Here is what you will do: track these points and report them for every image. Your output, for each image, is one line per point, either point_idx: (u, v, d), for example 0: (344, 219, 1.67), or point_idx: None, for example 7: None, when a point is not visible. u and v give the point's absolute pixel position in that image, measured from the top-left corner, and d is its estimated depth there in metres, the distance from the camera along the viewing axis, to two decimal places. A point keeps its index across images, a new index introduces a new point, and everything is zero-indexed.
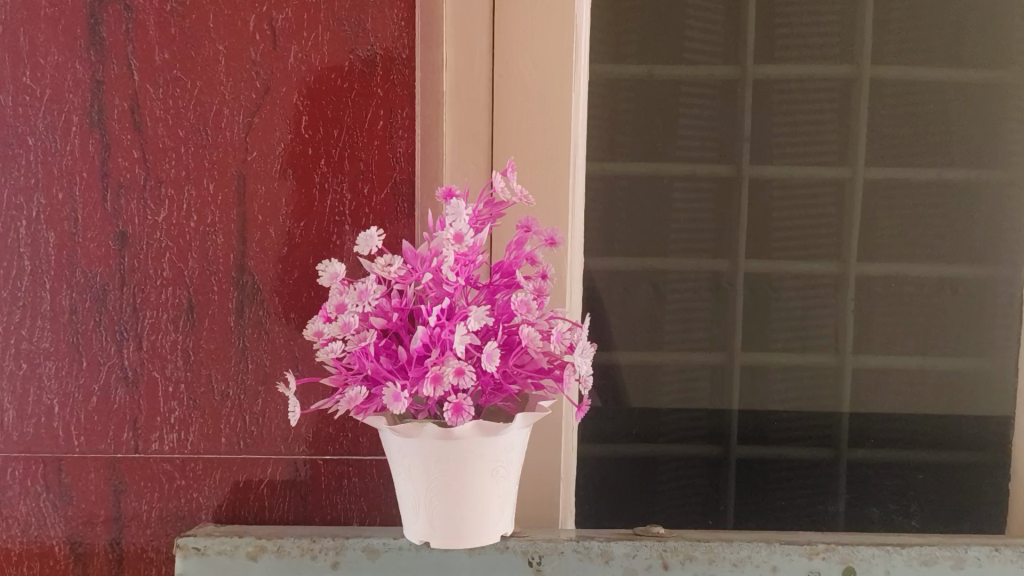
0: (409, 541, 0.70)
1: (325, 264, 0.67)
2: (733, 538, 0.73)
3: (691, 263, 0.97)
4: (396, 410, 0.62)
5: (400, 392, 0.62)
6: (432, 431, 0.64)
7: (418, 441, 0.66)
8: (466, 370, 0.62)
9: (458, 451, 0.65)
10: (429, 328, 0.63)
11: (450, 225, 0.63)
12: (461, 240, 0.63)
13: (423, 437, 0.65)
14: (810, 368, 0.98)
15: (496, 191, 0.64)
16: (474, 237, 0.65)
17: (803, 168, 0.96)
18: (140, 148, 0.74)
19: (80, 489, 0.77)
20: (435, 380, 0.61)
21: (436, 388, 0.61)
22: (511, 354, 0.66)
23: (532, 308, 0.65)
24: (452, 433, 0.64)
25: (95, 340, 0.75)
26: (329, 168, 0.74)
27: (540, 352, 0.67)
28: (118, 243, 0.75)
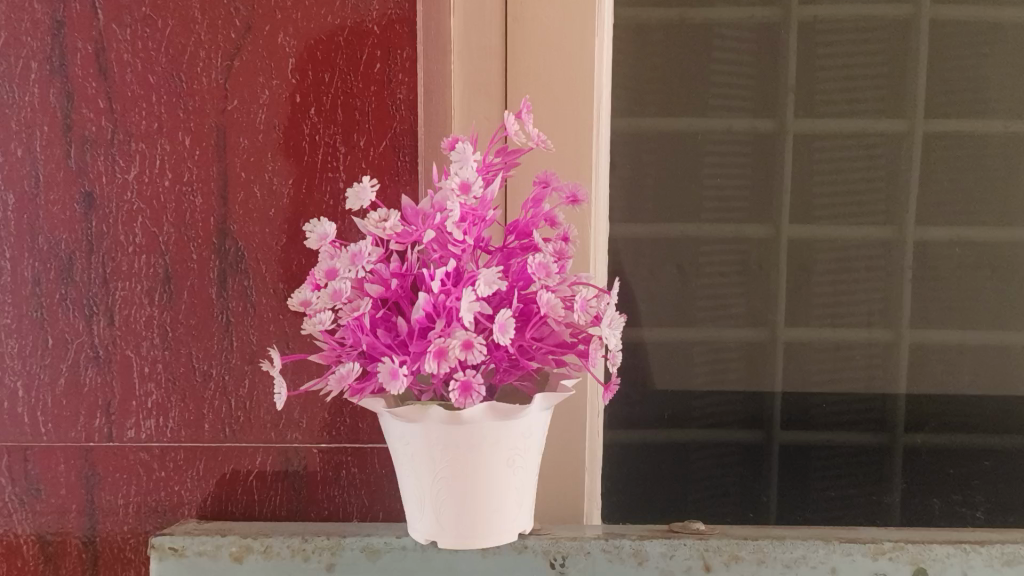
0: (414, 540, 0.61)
1: (314, 224, 0.58)
2: (786, 536, 0.64)
3: (728, 229, 0.87)
4: (394, 391, 0.53)
5: (398, 369, 0.53)
6: (438, 414, 0.55)
7: (422, 426, 0.57)
8: (475, 344, 0.53)
9: (468, 437, 0.56)
10: (432, 296, 0.55)
11: (455, 173, 0.54)
12: (468, 190, 0.54)
13: (428, 421, 0.56)
14: (861, 344, 0.89)
15: (509, 135, 0.55)
16: (484, 189, 0.56)
17: (853, 121, 0.86)
18: (107, 97, 0.65)
19: (48, 482, 0.69)
20: (439, 355, 0.52)
21: (440, 364, 0.52)
22: (528, 326, 0.57)
23: (552, 271, 0.55)
24: (461, 416, 0.55)
25: (61, 315, 0.67)
26: (320, 117, 0.65)
27: (562, 322, 0.58)
28: (86, 205, 0.66)
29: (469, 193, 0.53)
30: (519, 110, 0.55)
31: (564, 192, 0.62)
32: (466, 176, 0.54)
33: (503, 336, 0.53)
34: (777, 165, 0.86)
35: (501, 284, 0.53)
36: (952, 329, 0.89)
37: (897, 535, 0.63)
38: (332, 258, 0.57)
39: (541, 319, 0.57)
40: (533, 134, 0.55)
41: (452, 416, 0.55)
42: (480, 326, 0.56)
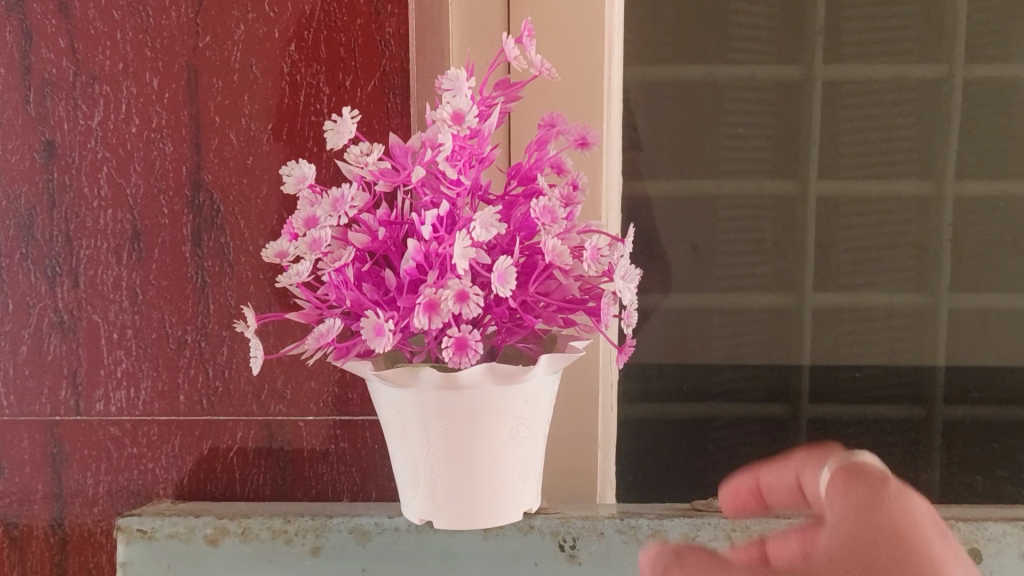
0: (409, 520, 0.55)
1: (292, 165, 0.51)
2: None
3: (751, 186, 0.80)
4: (380, 349, 0.46)
5: (383, 324, 0.46)
6: (432, 378, 0.49)
7: (415, 394, 0.51)
8: (470, 296, 0.46)
9: (466, 405, 0.50)
10: (423, 244, 0.48)
11: (445, 103, 0.47)
12: (461, 121, 0.47)
13: (421, 387, 0.50)
14: (896, 311, 0.82)
15: (510, 62, 0.47)
16: (481, 123, 0.49)
17: (889, 66, 0.79)
18: (67, 35, 0.59)
19: (11, 460, 0.63)
20: (430, 308, 0.46)
21: (431, 319, 0.46)
22: (531, 279, 0.51)
23: (557, 216, 0.49)
24: (458, 381, 0.49)
25: (21, 277, 0.61)
26: (301, 55, 0.59)
27: (570, 275, 0.51)
28: (46, 155, 0.60)
29: (462, 124, 0.47)
30: (522, 34, 0.48)
31: (573, 134, 0.55)
32: (459, 105, 0.47)
33: (503, 287, 0.46)
34: (804, 116, 0.79)
35: (500, 228, 0.47)
36: (994, 294, 0.82)
37: (946, 514, 0.57)
38: (311, 203, 0.50)
39: (546, 271, 0.51)
40: (537, 60, 0.48)
41: (448, 380, 0.49)
42: (478, 278, 0.50)
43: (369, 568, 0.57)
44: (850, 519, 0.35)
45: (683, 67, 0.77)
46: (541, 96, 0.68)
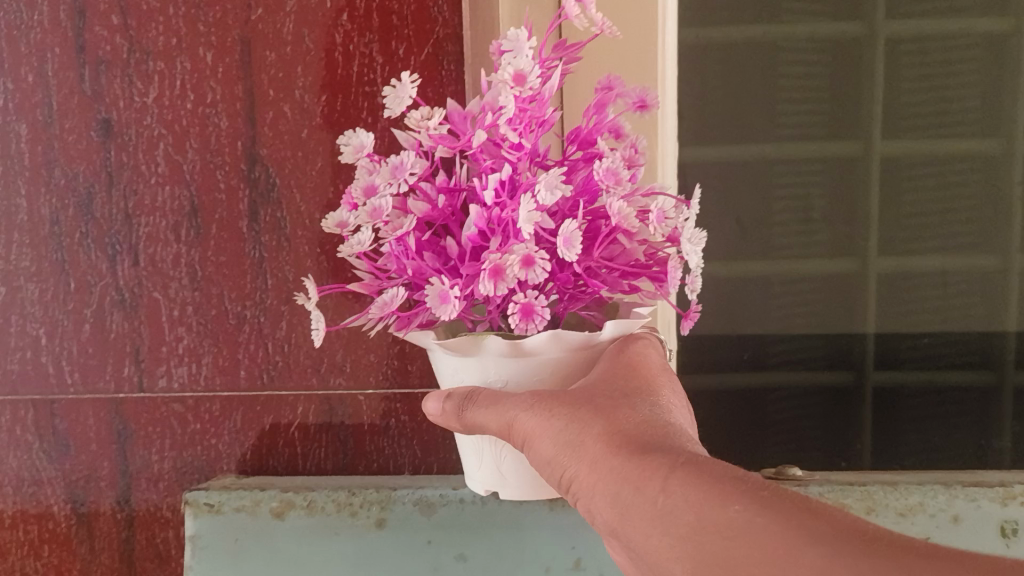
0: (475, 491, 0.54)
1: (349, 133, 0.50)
2: (898, 480, 0.56)
3: (812, 148, 0.77)
4: (445, 317, 0.46)
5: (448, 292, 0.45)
6: (496, 345, 0.47)
7: (479, 360, 0.49)
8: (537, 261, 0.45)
9: (530, 371, 0.49)
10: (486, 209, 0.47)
11: (507, 66, 0.45)
12: (523, 82, 0.45)
13: (485, 355, 0.48)
14: (963, 274, 0.80)
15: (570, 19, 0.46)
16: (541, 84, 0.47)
17: (953, 20, 0.76)
18: (120, 12, 0.59)
19: (78, 437, 0.64)
20: (495, 275, 0.45)
21: (496, 285, 0.45)
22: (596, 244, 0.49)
23: (622, 178, 0.47)
24: (524, 348, 0.47)
25: (83, 256, 0.62)
26: (354, 25, 0.58)
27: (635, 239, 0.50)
28: (103, 133, 0.60)
29: (523, 86, 0.45)
30: None
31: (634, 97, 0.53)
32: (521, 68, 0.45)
33: (569, 251, 0.45)
34: (865, 74, 0.77)
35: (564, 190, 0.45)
36: None
37: None
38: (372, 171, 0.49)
39: (610, 235, 0.49)
40: (598, 19, 0.46)
41: (511, 347, 0.47)
42: (542, 244, 0.49)
43: (435, 540, 0.56)
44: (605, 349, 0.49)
45: (739, 26, 0.75)
46: (596, 61, 0.66)
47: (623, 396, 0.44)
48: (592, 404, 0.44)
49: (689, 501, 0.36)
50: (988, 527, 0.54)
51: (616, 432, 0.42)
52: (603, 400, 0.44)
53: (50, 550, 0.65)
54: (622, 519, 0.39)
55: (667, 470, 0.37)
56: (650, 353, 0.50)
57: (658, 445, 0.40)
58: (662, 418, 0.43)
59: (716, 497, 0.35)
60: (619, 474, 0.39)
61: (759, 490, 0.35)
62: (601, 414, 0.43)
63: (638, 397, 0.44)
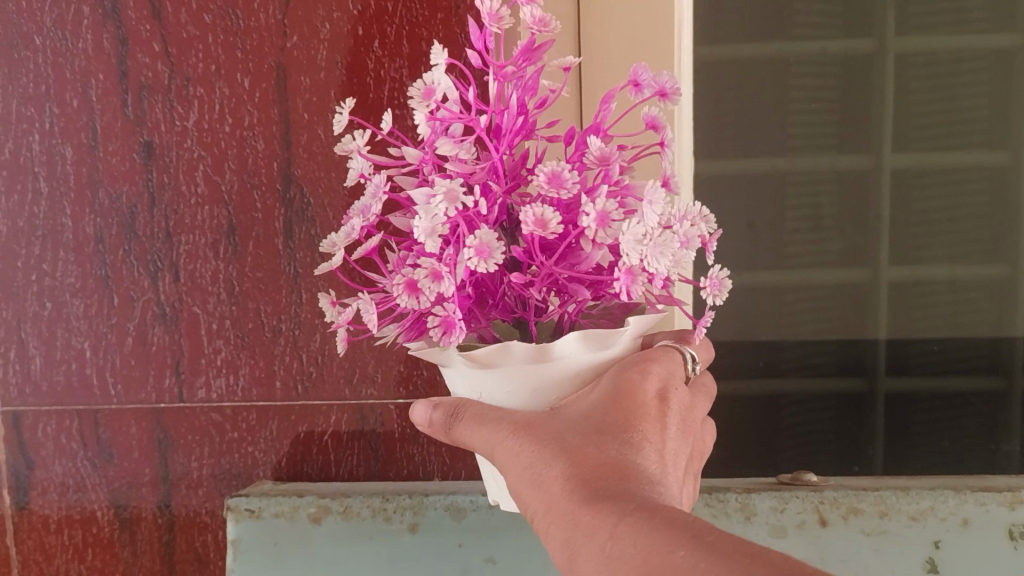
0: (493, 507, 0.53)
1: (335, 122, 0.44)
2: (909, 485, 0.58)
3: (823, 161, 0.80)
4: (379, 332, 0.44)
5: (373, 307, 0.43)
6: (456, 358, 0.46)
7: (460, 371, 0.48)
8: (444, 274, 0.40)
9: (500, 382, 0.47)
10: None
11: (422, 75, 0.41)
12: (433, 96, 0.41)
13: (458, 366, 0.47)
14: (971, 283, 0.82)
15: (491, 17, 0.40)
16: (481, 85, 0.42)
17: (960, 37, 0.79)
18: (161, 40, 0.62)
19: (121, 446, 0.67)
20: (411, 289, 0.41)
21: (416, 300, 0.41)
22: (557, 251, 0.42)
23: (569, 178, 0.39)
24: (480, 359, 0.45)
25: (125, 273, 0.65)
26: (384, 51, 0.61)
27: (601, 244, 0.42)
28: (145, 155, 0.63)
29: (433, 100, 0.41)
30: None
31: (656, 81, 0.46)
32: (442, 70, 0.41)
33: (483, 264, 0.39)
34: (875, 89, 0.79)
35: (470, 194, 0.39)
36: None
37: None
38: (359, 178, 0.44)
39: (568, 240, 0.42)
40: (530, 16, 0.41)
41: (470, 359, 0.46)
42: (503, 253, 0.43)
43: (465, 543, 0.59)
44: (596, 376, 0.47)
45: (752, 44, 0.77)
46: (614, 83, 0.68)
47: (595, 433, 0.43)
48: (562, 443, 0.43)
49: (626, 556, 0.36)
50: (995, 530, 0.56)
51: (576, 477, 0.41)
52: (572, 439, 0.43)
53: (94, 554, 0.68)
54: (571, 564, 0.39)
55: (616, 518, 0.37)
56: (649, 380, 0.46)
57: (613, 493, 0.39)
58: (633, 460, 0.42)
59: (650, 554, 0.35)
60: (573, 520, 0.39)
61: (706, 538, 0.35)
62: (568, 455, 0.42)
63: (611, 434, 0.43)
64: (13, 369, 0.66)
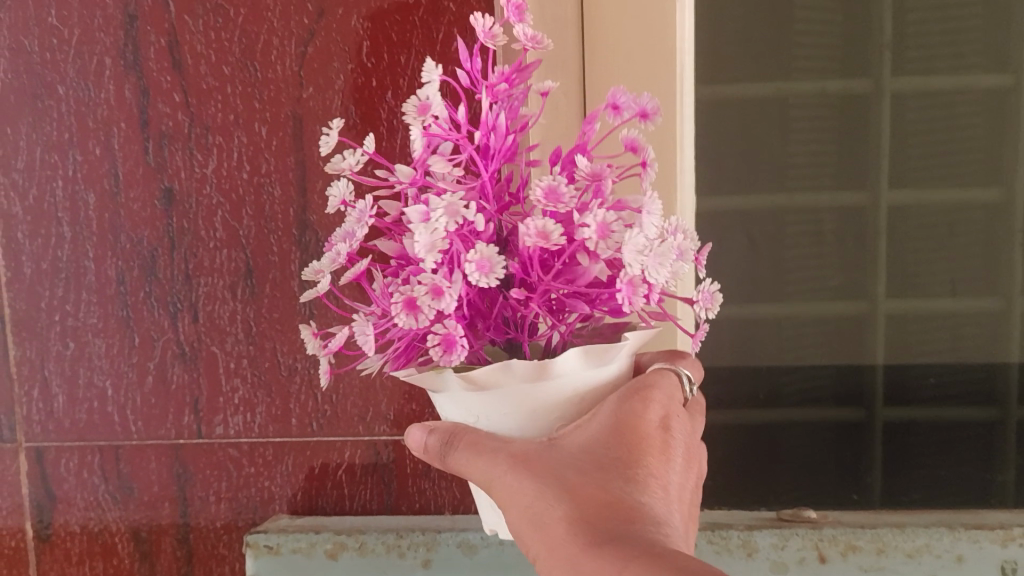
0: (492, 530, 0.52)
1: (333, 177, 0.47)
2: (905, 523, 0.60)
3: (821, 197, 0.81)
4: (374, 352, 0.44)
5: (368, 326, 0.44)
6: (453, 382, 0.46)
7: (452, 397, 0.48)
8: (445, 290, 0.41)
9: (496, 405, 0.47)
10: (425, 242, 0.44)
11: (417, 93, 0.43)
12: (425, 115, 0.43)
13: (451, 392, 0.47)
14: (964, 314, 0.84)
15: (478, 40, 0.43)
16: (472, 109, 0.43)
17: (953, 77, 0.81)
18: (181, 91, 0.64)
19: (141, 481, 0.69)
20: (410, 308, 0.42)
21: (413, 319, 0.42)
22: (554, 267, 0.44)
23: (564, 196, 0.41)
24: (477, 382, 0.46)
25: (146, 313, 0.67)
26: (398, 101, 0.63)
27: (599, 258, 0.44)
28: (165, 201, 0.65)
29: (427, 116, 0.43)
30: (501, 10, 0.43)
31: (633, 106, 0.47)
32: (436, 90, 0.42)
33: (485, 278, 0.40)
34: (871, 127, 0.81)
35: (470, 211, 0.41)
36: None
37: None
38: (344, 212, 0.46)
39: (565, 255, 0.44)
40: (522, 34, 0.44)
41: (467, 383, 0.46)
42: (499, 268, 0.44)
43: None
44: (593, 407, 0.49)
45: (756, 84, 0.78)
46: None
47: (596, 471, 0.45)
48: (561, 481, 0.45)
49: None
50: (989, 567, 0.58)
51: (585, 517, 0.43)
52: (571, 478, 0.45)
53: None
54: None
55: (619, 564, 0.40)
56: (650, 408, 0.48)
57: (615, 536, 0.42)
58: (633, 498, 0.44)
59: None
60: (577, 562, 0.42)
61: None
62: (569, 494, 0.44)
63: (610, 472, 0.45)
64: (37, 406, 0.69)
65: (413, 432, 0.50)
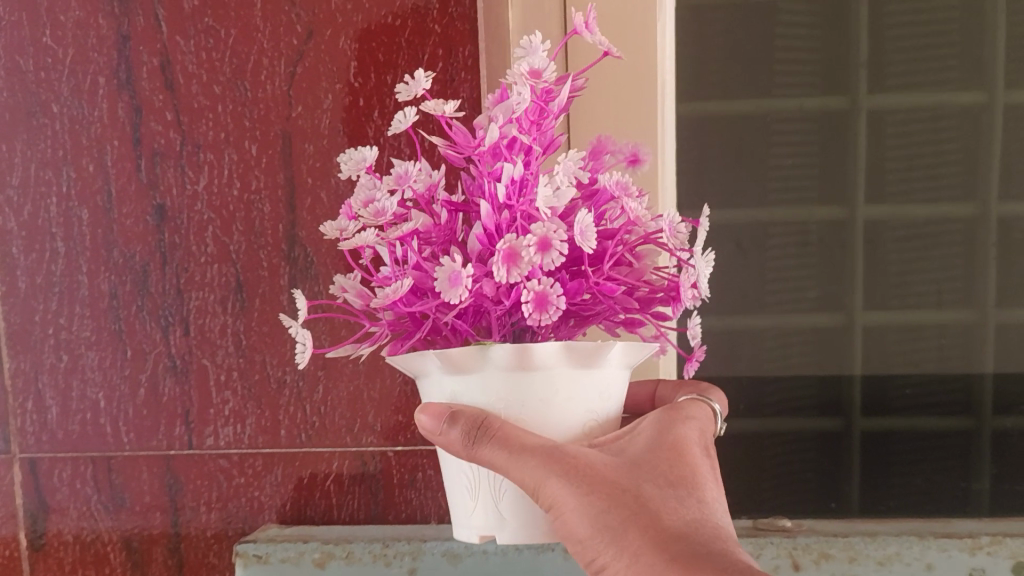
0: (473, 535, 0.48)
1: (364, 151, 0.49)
2: (876, 531, 0.63)
3: (799, 212, 0.83)
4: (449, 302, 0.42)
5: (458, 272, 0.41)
6: (501, 356, 0.44)
7: (481, 379, 0.46)
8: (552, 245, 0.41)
9: (539, 389, 0.45)
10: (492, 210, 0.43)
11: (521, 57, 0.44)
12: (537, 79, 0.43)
13: (486, 372, 0.45)
14: (942, 327, 0.85)
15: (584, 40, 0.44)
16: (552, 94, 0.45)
17: (929, 95, 0.83)
18: (173, 109, 0.66)
19: (133, 491, 0.70)
20: (510, 259, 0.41)
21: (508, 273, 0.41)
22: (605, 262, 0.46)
23: (632, 189, 0.46)
24: (530, 357, 0.44)
25: (138, 327, 0.68)
26: (384, 120, 0.65)
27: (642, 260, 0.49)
28: (157, 217, 0.67)
29: (540, 80, 0.43)
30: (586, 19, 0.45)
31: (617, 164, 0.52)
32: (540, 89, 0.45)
33: (589, 242, 0.42)
34: (850, 144, 0.83)
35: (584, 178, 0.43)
36: None
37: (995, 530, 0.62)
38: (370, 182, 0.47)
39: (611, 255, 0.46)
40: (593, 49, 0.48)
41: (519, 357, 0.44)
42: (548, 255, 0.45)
43: None
44: (648, 421, 0.48)
45: (731, 102, 0.80)
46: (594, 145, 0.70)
47: (670, 487, 0.44)
48: (638, 491, 0.44)
49: None
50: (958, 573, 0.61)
51: (669, 531, 0.42)
52: (646, 489, 0.44)
53: None
54: None
55: None
56: (694, 431, 0.48)
57: (710, 554, 0.41)
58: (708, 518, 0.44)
59: None
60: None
61: None
62: (648, 505, 0.43)
63: (683, 488, 0.45)
64: (31, 418, 0.70)
65: (428, 417, 0.45)
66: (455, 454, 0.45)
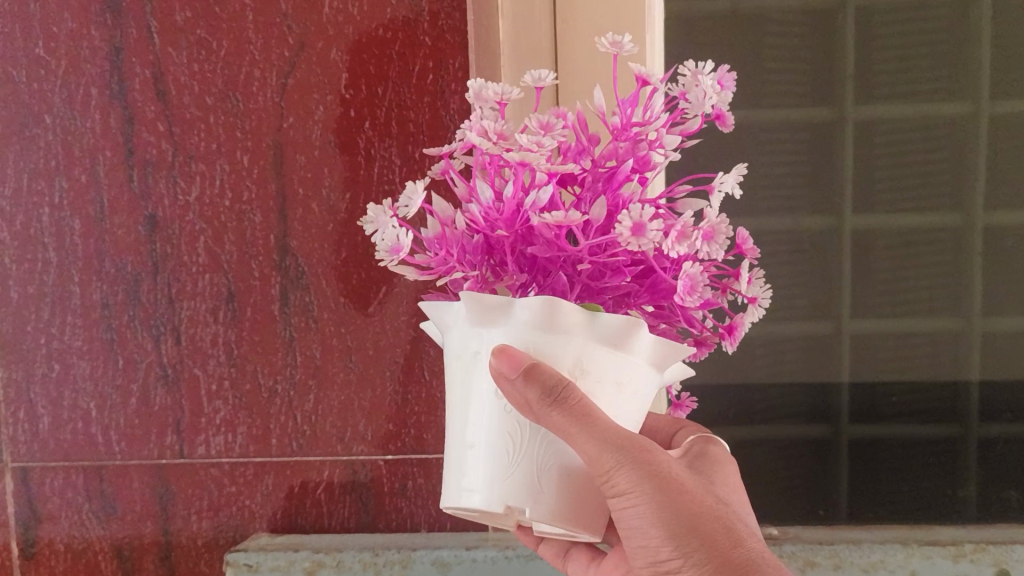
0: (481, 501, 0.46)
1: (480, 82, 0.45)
2: (862, 539, 0.64)
3: (789, 221, 0.83)
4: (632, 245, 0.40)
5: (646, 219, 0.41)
6: (606, 325, 0.44)
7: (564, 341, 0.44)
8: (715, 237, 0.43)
9: (617, 369, 0.45)
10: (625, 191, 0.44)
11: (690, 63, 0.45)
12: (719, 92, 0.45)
13: (578, 335, 0.44)
14: (927, 335, 0.86)
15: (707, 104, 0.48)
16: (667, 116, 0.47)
17: (917, 104, 0.82)
18: (165, 120, 0.66)
19: (124, 500, 0.70)
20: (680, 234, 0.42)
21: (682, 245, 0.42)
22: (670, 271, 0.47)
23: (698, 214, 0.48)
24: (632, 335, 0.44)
25: (130, 336, 0.69)
26: (375, 131, 0.65)
27: None
28: (149, 227, 0.67)
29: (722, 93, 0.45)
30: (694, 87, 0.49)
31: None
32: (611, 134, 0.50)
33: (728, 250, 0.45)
34: (836, 154, 0.83)
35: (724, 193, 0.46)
36: None
37: (978, 537, 0.64)
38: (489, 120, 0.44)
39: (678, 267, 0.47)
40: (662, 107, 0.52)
41: (622, 334, 0.44)
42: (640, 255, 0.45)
43: None
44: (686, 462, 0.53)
45: None
46: None
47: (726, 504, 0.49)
48: (707, 497, 0.47)
49: None
50: None
51: (734, 537, 0.46)
52: (712, 499, 0.48)
53: None
54: None
55: None
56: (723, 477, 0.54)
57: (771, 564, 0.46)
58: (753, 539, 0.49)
59: None
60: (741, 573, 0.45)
61: None
62: (716, 511, 0.47)
63: (733, 508, 0.49)
64: (23, 427, 0.70)
65: (507, 362, 0.43)
66: (526, 408, 0.43)
